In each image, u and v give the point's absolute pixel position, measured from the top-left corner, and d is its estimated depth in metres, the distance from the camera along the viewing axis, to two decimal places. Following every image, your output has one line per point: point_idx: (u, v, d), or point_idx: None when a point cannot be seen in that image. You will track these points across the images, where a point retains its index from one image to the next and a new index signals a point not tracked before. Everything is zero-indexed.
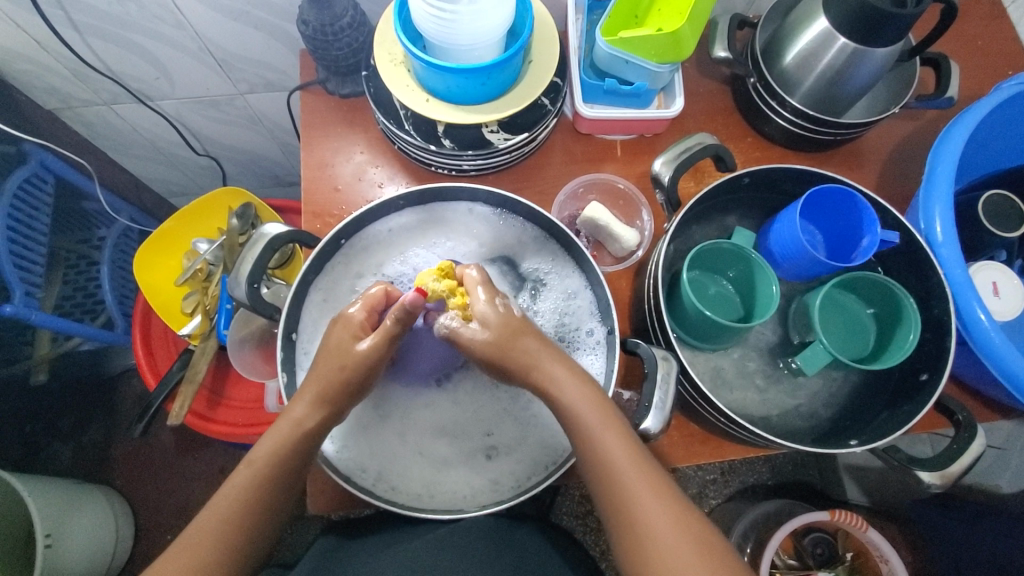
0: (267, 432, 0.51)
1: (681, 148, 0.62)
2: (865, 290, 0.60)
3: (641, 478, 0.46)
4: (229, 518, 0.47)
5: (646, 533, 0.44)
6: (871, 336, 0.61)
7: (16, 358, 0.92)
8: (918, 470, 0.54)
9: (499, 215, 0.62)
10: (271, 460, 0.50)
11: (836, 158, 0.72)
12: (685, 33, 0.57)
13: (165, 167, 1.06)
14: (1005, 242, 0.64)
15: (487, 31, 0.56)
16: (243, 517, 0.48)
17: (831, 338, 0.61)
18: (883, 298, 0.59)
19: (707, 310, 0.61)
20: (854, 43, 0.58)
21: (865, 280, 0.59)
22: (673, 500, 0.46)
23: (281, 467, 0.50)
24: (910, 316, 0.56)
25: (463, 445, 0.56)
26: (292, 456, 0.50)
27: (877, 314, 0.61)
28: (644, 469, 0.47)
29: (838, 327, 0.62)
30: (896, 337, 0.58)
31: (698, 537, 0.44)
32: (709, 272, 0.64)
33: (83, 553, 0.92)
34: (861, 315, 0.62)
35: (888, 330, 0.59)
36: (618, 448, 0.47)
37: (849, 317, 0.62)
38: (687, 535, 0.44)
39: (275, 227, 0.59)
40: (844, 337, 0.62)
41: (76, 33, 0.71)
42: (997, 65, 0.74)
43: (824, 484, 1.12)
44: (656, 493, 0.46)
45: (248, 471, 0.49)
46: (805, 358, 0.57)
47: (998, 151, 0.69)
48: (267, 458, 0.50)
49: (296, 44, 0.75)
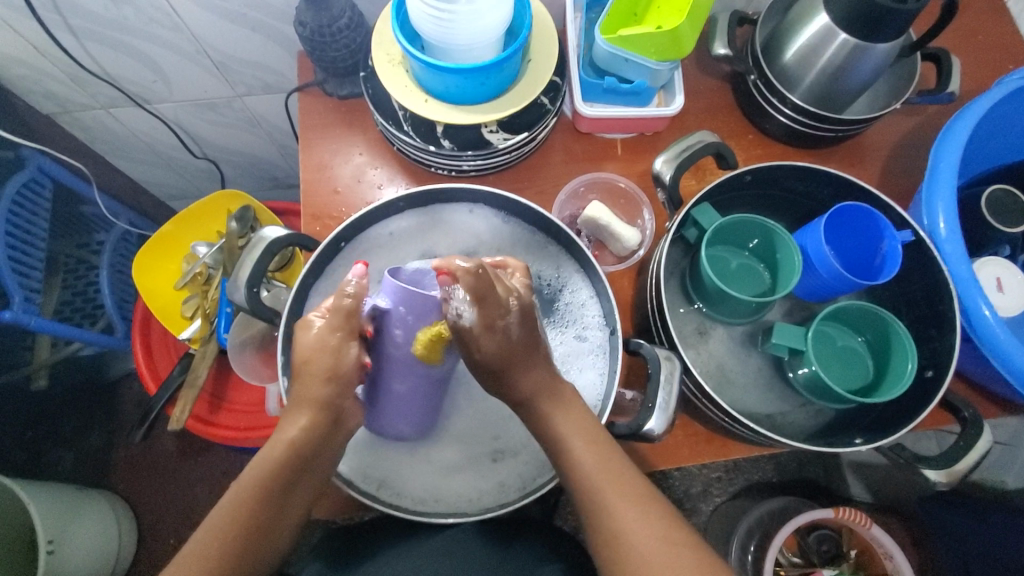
0: (256, 449, 0.49)
1: (682, 147, 0.61)
2: (856, 318, 0.61)
3: (620, 487, 0.46)
4: (233, 522, 0.45)
5: (620, 532, 0.45)
6: (869, 362, 0.61)
7: (17, 363, 0.92)
8: (926, 468, 0.53)
9: (500, 217, 0.61)
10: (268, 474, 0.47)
11: (838, 154, 0.72)
12: (685, 30, 0.56)
13: (164, 171, 1.06)
14: (1009, 237, 0.63)
15: (486, 31, 0.56)
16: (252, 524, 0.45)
17: (828, 358, 0.61)
18: (875, 325, 0.60)
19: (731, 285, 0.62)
20: (855, 39, 0.57)
21: (857, 307, 0.59)
22: (643, 497, 0.46)
23: (274, 476, 0.47)
24: (906, 343, 0.56)
25: (470, 448, 0.56)
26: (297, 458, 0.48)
27: (870, 342, 0.61)
28: (620, 471, 0.48)
29: (832, 351, 0.62)
30: (894, 361, 0.57)
31: (670, 529, 0.45)
32: (726, 246, 0.65)
33: (86, 559, 0.92)
34: (852, 343, 0.63)
35: (885, 357, 0.60)
36: (592, 449, 0.48)
37: (843, 347, 0.62)
38: (659, 531, 0.45)
39: (273, 230, 0.58)
40: (843, 365, 0.61)
41: (72, 36, 0.71)
42: (998, 59, 0.74)
43: (828, 481, 1.12)
44: (599, 453, 0.48)
45: (234, 488, 0.46)
46: (780, 333, 0.59)
47: (1000, 147, 0.69)
48: (262, 464, 0.47)
49: (293, 45, 0.74)
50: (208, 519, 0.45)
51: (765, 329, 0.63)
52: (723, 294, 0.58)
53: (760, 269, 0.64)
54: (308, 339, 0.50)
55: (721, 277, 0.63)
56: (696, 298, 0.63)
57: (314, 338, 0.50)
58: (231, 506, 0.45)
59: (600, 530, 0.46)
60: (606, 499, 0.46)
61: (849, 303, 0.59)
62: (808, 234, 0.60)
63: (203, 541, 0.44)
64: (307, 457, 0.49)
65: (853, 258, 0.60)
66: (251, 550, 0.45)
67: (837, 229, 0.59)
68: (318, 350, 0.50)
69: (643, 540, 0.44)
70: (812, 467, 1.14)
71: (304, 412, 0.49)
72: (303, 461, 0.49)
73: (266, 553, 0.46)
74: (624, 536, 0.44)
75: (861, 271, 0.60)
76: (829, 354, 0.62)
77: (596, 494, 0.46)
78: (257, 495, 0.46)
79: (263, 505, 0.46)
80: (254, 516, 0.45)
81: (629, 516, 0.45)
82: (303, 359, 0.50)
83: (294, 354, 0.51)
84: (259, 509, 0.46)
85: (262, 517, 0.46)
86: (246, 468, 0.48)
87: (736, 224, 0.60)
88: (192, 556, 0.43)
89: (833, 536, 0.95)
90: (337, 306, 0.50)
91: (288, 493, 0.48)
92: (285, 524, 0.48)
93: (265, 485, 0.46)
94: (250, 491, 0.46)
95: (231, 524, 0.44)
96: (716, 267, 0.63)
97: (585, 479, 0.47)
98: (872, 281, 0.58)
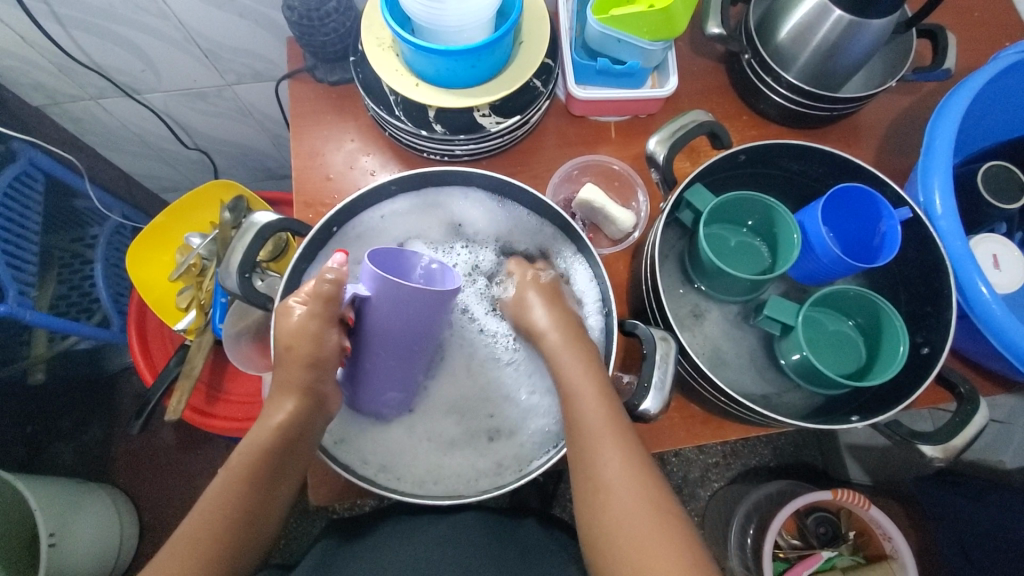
0: (249, 432, 0.49)
1: (675, 126, 0.61)
2: (846, 304, 0.61)
3: (611, 444, 0.48)
4: (219, 518, 0.46)
5: (608, 507, 0.46)
6: (862, 349, 0.61)
7: (15, 358, 0.92)
8: (921, 444, 0.53)
9: (497, 200, 0.61)
10: (249, 460, 0.48)
11: (834, 133, 0.71)
12: (677, 9, 0.56)
13: (155, 162, 1.06)
14: (1005, 214, 0.63)
15: (476, 12, 0.55)
16: (236, 509, 0.47)
17: (822, 346, 0.61)
18: (865, 309, 0.59)
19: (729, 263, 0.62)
20: (851, 15, 0.57)
21: (852, 292, 0.59)
22: (630, 465, 0.47)
23: (266, 460, 0.48)
24: (897, 326, 0.56)
25: (469, 424, 0.56)
26: (274, 451, 0.48)
27: (861, 326, 0.61)
28: (615, 439, 0.48)
29: (823, 337, 0.61)
30: (886, 345, 0.57)
31: (650, 501, 0.46)
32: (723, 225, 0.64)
33: (90, 551, 0.92)
34: (843, 329, 0.62)
35: (877, 339, 0.59)
36: (597, 416, 0.49)
37: (836, 333, 0.62)
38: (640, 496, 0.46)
39: (264, 216, 0.58)
40: (835, 352, 0.61)
41: (59, 25, 0.70)
42: (993, 35, 0.73)
43: (825, 464, 1.16)
44: (602, 410, 0.49)
45: (226, 475, 0.47)
46: (773, 306, 0.59)
47: (996, 124, 0.68)
48: (244, 456, 0.48)
49: (282, 31, 0.74)
50: (198, 507, 0.47)
51: (759, 305, 0.63)
52: (721, 272, 0.57)
53: (760, 247, 0.64)
54: (287, 325, 0.50)
55: (720, 256, 0.62)
56: (695, 278, 0.63)
57: (293, 325, 0.49)
58: (220, 492, 0.47)
59: (589, 482, 0.48)
60: (592, 451, 0.48)
61: (850, 287, 0.58)
62: (806, 216, 0.59)
63: (197, 527, 0.46)
64: (295, 437, 0.49)
65: (851, 240, 0.60)
66: (248, 530, 0.47)
67: (833, 210, 0.59)
68: (301, 336, 0.49)
69: (622, 500, 0.46)
70: (808, 451, 1.18)
71: (289, 398, 0.49)
72: (289, 447, 0.49)
73: (254, 538, 0.48)
74: (603, 494, 0.47)
75: (858, 254, 0.60)
76: (820, 338, 0.61)
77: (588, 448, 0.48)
78: (245, 483, 0.47)
79: (246, 493, 0.47)
80: (241, 501, 0.47)
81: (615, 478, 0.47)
82: (283, 343, 0.50)
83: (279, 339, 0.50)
84: (247, 496, 0.47)
85: (248, 502, 0.47)
86: (235, 452, 0.49)
87: (733, 202, 0.60)
88: (187, 539, 0.45)
89: (831, 518, 0.96)
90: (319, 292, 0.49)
91: (274, 483, 0.48)
92: (277, 507, 0.50)
93: (250, 475, 0.47)
94: (239, 475, 0.47)
95: (225, 509, 0.46)
96: (714, 246, 0.63)
97: (581, 434, 0.49)
98: (870, 263, 0.58)
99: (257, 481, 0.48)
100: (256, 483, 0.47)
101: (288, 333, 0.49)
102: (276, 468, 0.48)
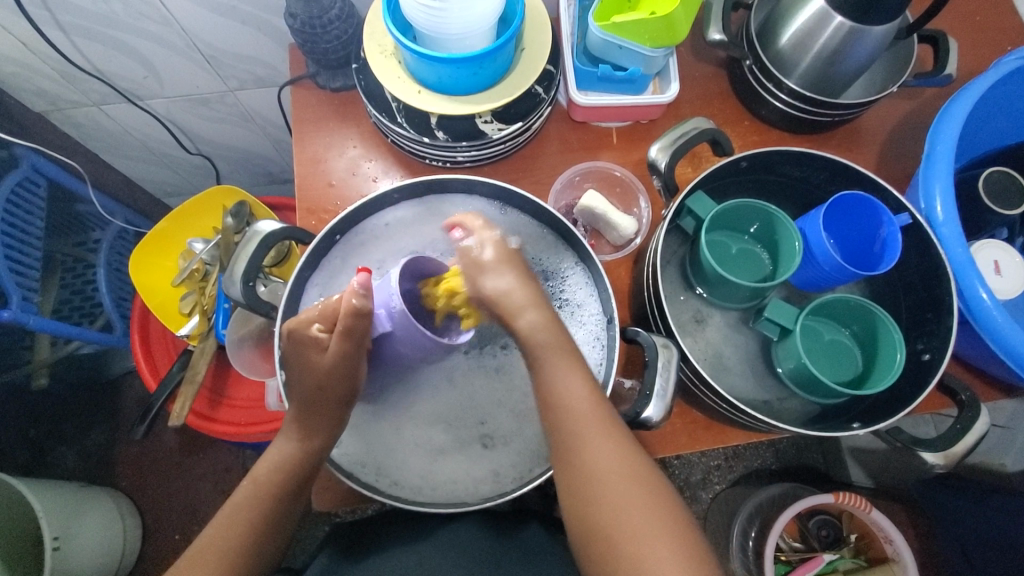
0: (271, 446, 0.53)
1: (678, 133, 0.61)
2: (845, 313, 0.61)
3: (586, 403, 0.48)
4: (241, 527, 0.50)
5: (600, 464, 0.46)
6: (858, 357, 0.61)
7: (17, 363, 0.92)
8: (922, 451, 0.53)
9: (498, 206, 0.61)
10: (273, 474, 0.52)
11: (835, 139, 0.71)
12: (678, 16, 0.56)
13: (158, 167, 1.06)
14: (1006, 220, 0.63)
15: (477, 20, 0.55)
16: (253, 518, 0.50)
17: (818, 354, 0.61)
18: (863, 317, 0.59)
19: (730, 270, 0.62)
20: (850, 22, 0.57)
21: (853, 302, 0.58)
22: (606, 421, 0.47)
23: (289, 478, 0.52)
24: (895, 335, 0.56)
25: (458, 433, 0.55)
26: (293, 471, 0.52)
27: (857, 334, 0.61)
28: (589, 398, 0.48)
29: (821, 346, 0.62)
30: (883, 354, 0.58)
31: (632, 459, 0.46)
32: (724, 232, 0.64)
33: (94, 554, 0.93)
34: (840, 337, 0.62)
35: (874, 349, 0.59)
36: (581, 405, 0.47)
37: (834, 341, 0.62)
38: (622, 453, 0.46)
39: (268, 224, 0.59)
40: (833, 361, 0.61)
41: (61, 33, 0.70)
42: (995, 40, 0.73)
43: (828, 467, 1.15)
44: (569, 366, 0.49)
45: (251, 484, 0.52)
46: (774, 312, 0.59)
47: (997, 129, 0.68)
48: (268, 469, 0.52)
49: (284, 38, 0.74)
50: (219, 518, 0.51)
51: (760, 310, 0.63)
52: (723, 279, 0.57)
53: (760, 253, 0.64)
54: (321, 361, 0.50)
55: (721, 262, 0.62)
56: (695, 283, 0.63)
57: (325, 362, 0.50)
58: (243, 502, 0.51)
59: (573, 449, 0.47)
60: (572, 412, 0.47)
61: (852, 297, 0.58)
62: (806, 224, 0.60)
63: (218, 536, 0.49)
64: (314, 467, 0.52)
65: (851, 247, 0.60)
66: (264, 542, 0.50)
67: (834, 218, 0.59)
68: (331, 373, 0.50)
69: (606, 461, 0.46)
70: (810, 453, 1.16)
71: (318, 435, 0.52)
72: (309, 476, 0.53)
73: (273, 546, 0.52)
74: (588, 455, 0.46)
75: (858, 261, 0.60)
76: (818, 348, 0.62)
77: (564, 411, 0.48)
78: (270, 497, 0.51)
79: (261, 508, 0.51)
80: (258, 513, 0.50)
81: (596, 436, 0.46)
82: (315, 383, 0.50)
83: (307, 363, 0.51)
84: (272, 508, 0.51)
85: (269, 513, 0.51)
86: (258, 462, 0.53)
87: (735, 210, 0.60)
88: (210, 552, 0.48)
89: (833, 521, 0.96)
90: (352, 326, 0.48)
91: (297, 494, 0.52)
92: (295, 517, 0.54)
93: (274, 488, 0.51)
94: (266, 490, 0.51)
95: (250, 518, 0.50)
96: (715, 252, 0.63)
97: (557, 396, 0.48)
98: (869, 270, 0.58)
99: (274, 491, 0.51)
100: (280, 497, 0.51)
101: (315, 371, 0.50)
102: (298, 484, 0.52)
